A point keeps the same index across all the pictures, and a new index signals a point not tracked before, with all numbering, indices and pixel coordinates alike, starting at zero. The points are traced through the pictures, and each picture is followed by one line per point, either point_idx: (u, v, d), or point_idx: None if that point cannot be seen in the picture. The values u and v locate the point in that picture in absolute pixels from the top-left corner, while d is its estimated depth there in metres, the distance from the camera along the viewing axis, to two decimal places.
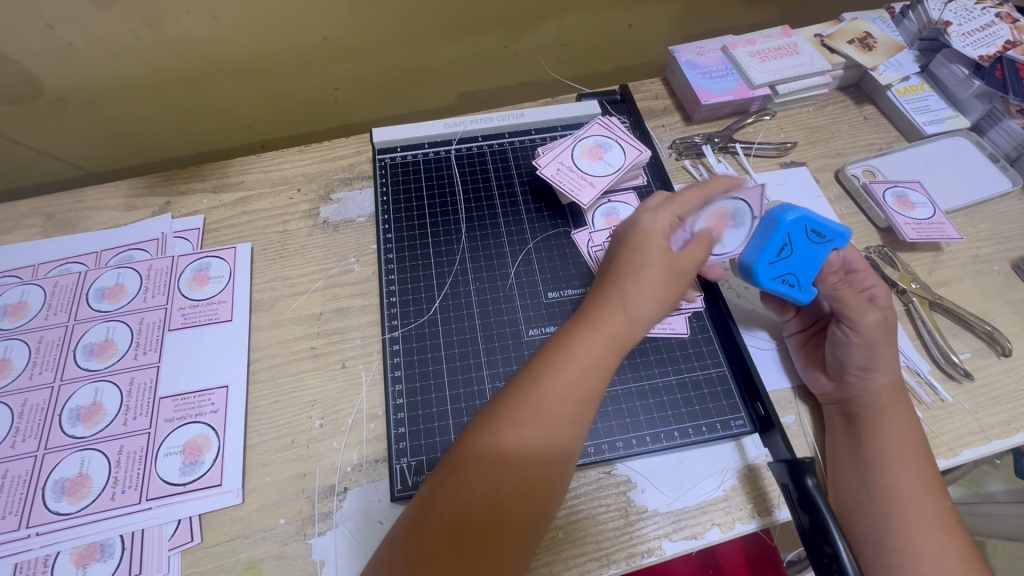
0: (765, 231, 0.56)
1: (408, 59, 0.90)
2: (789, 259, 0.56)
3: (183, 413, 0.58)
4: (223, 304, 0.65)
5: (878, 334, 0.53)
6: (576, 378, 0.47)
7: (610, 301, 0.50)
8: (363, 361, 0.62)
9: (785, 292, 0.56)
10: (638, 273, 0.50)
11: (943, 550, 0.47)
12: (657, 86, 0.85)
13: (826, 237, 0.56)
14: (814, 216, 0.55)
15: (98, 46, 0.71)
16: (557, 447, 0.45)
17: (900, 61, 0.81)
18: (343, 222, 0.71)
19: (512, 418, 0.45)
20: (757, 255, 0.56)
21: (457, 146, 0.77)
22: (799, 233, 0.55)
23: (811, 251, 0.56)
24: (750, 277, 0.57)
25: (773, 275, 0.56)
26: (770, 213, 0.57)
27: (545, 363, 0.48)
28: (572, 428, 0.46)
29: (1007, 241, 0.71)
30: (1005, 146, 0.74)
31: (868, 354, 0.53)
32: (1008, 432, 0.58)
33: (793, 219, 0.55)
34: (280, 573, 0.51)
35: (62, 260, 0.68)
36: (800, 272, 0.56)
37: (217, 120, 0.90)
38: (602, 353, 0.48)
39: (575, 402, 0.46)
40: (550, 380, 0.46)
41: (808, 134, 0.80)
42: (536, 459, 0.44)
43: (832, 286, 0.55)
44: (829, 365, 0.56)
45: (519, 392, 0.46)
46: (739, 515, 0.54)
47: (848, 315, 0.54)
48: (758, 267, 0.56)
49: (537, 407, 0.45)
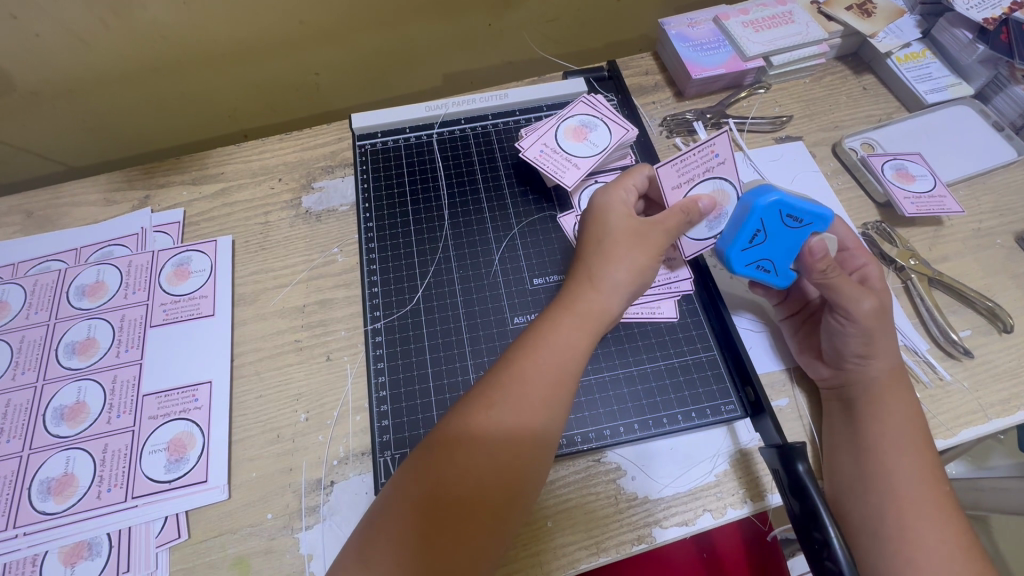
0: (741, 215, 0.54)
1: (389, 40, 0.87)
2: (764, 245, 0.54)
3: (166, 410, 0.57)
4: (205, 299, 0.64)
5: (874, 321, 0.51)
6: (552, 359, 0.47)
7: (582, 279, 0.52)
8: (348, 353, 0.61)
9: (761, 277, 0.56)
10: (603, 245, 0.53)
11: (939, 537, 0.46)
12: (647, 61, 0.81)
13: (805, 221, 0.53)
14: (790, 198, 0.52)
15: (66, 37, 0.69)
16: (536, 428, 0.45)
17: (900, 27, 0.77)
18: (325, 212, 0.70)
19: (488, 398, 0.45)
20: (731, 242, 0.55)
21: (439, 130, 0.74)
22: (776, 218, 0.53)
23: (789, 236, 0.53)
24: (725, 263, 0.57)
25: (747, 262, 0.55)
26: (747, 196, 0.54)
27: (521, 346, 0.48)
28: (549, 410, 0.46)
29: (1011, 213, 0.68)
30: (1010, 114, 0.71)
31: (866, 341, 0.51)
32: (1009, 411, 0.56)
33: (767, 203, 0.52)
34: (267, 568, 0.51)
35: (42, 258, 0.67)
36: (774, 256, 0.55)
37: (196, 109, 0.88)
38: (578, 331, 0.49)
39: (553, 384, 0.46)
40: (525, 359, 0.47)
41: (805, 107, 0.77)
42: (513, 440, 0.44)
43: (825, 277, 0.52)
44: (826, 351, 0.54)
45: (495, 372, 0.47)
46: (731, 501, 0.53)
47: (843, 305, 0.51)
48: (731, 254, 0.55)
49: (511, 386, 0.45)
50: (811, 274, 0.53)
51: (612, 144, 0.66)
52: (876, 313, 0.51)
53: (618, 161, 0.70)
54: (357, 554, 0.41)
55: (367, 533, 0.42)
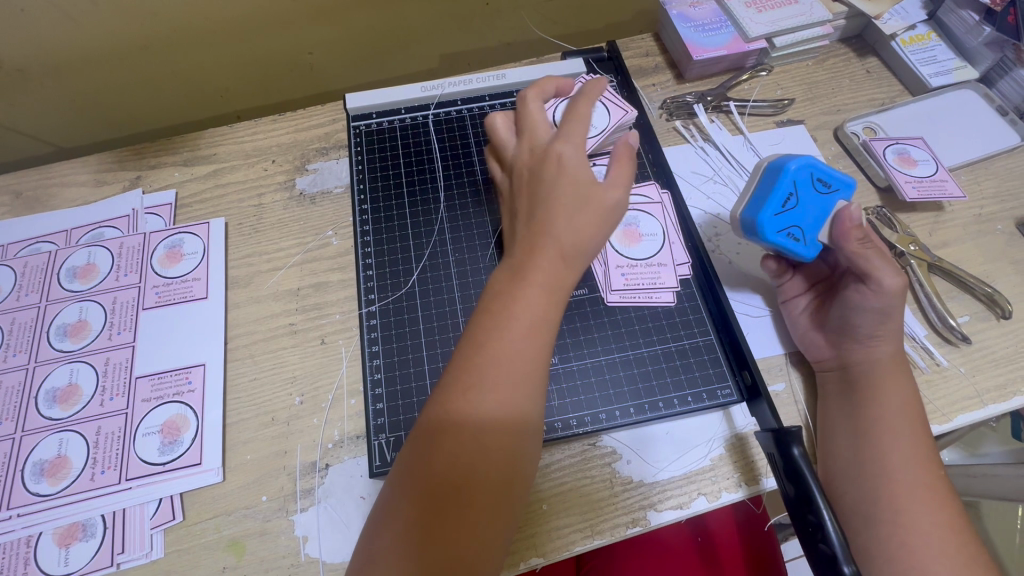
0: (769, 183, 0.53)
1: (384, 18, 0.85)
2: (793, 212, 0.53)
3: (160, 393, 0.57)
4: (198, 282, 0.63)
5: (897, 298, 0.50)
6: (520, 334, 0.45)
7: (541, 246, 0.48)
8: (343, 336, 0.60)
9: (789, 247, 0.53)
10: (557, 207, 0.49)
11: (933, 522, 0.46)
12: (648, 42, 0.80)
13: (833, 187, 0.53)
14: (820, 164, 0.52)
15: (52, 12, 0.67)
16: (516, 410, 0.43)
17: (905, 10, 0.76)
18: (320, 194, 0.69)
19: (466, 383, 0.44)
20: (763, 207, 0.53)
21: (435, 111, 0.73)
22: (805, 181, 0.52)
23: (818, 202, 0.52)
24: (754, 230, 0.53)
25: (778, 229, 0.53)
26: (772, 165, 0.54)
27: (488, 326, 0.46)
28: (526, 391, 0.44)
29: (1012, 198, 0.68)
30: (1015, 98, 0.70)
31: (880, 319, 0.51)
32: (1005, 397, 0.56)
33: (798, 166, 0.52)
34: (262, 550, 0.51)
35: (31, 239, 0.66)
36: (805, 224, 0.53)
37: (187, 88, 0.86)
38: (541, 301, 0.46)
39: (521, 359, 0.44)
40: (495, 339, 0.45)
41: (807, 90, 0.76)
42: (497, 424, 0.43)
43: (860, 246, 0.51)
44: (836, 329, 0.54)
45: (462, 351, 0.45)
46: (726, 484, 0.53)
47: (871, 277, 0.50)
48: (762, 219, 0.52)
49: (484, 370, 0.43)
50: (846, 242, 0.51)
51: (611, 125, 0.65)
52: (900, 292, 0.50)
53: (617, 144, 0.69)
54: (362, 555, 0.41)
55: (373, 534, 0.42)
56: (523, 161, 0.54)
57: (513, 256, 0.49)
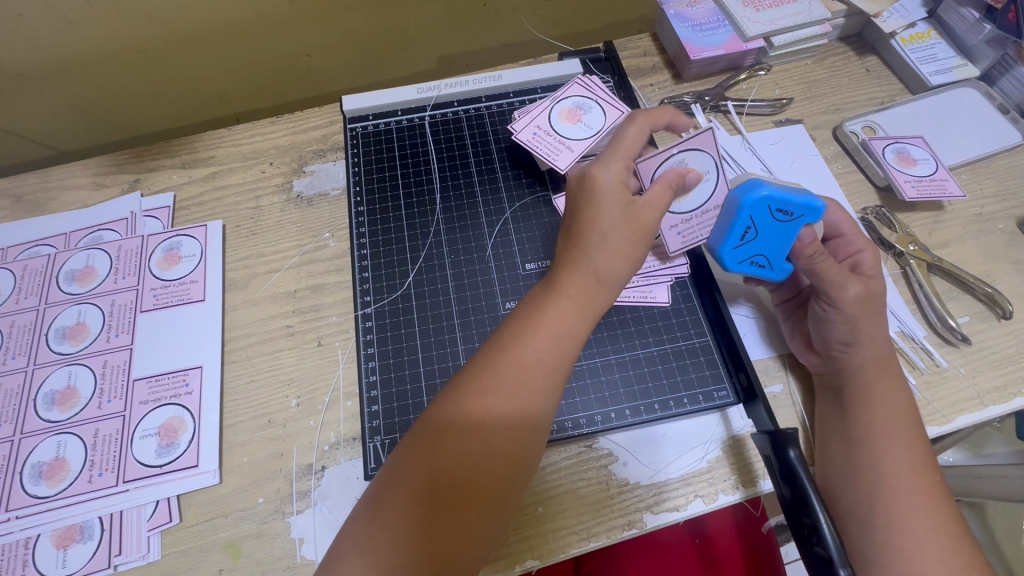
0: (729, 212, 0.54)
1: (382, 19, 0.85)
2: (755, 242, 0.53)
3: (157, 395, 0.57)
4: (195, 284, 0.63)
5: (858, 306, 0.50)
6: (542, 347, 0.45)
7: (578, 264, 0.48)
8: (340, 338, 0.60)
9: (756, 273, 0.55)
10: (600, 226, 0.48)
11: (930, 527, 0.45)
12: (646, 42, 0.79)
13: (794, 214, 0.52)
14: (779, 193, 0.51)
15: (51, 16, 0.68)
16: (529, 419, 0.44)
17: (905, 6, 0.75)
18: (317, 197, 0.69)
19: (482, 384, 0.44)
20: (722, 240, 0.54)
21: (431, 112, 0.73)
22: (765, 214, 0.52)
23: (779, 230, 0.52)
24: (718, 261, 0.56)
25: (741, 259, 0.55)
26: (732, 192, 0.53)
27: (509, 332, 0.46)
28: (542, 401, 0.44)
29: (1013, 197, 0.67)
30: (1017, 96, 0.70)
31: (850, 328, 0.51)
32: (1005, 398, 0.56)
33: (757, 199, 0.51)
34: (259, 552, 0.51)
35: (31, 242, 0.66)
36: (769, 252, 0.54)
37: (187, 92, 0.86)
38: (570, 320, 0.47)
39: (545, 371, 0.45)
40: (519, 349, 0.45)
41: (805, 89, 0.76)
42: (506, 427, 0.43)
43: (812, 260, 0.51)
44: (815, 340, 0.54)
45: (486, 357, 0.45)
46: (723, 487, 0.53)
47: (828, 290, 0.51)
48: (723, 253, 0.55)
49: (505, 375, 0.44)
50: (798, 259, 0.52)
51: (607, 126, 0.65)
52: (861, 298, 0.50)
53: None
54: (352, 546, 0.40)
55: (361, 522, 0.41)
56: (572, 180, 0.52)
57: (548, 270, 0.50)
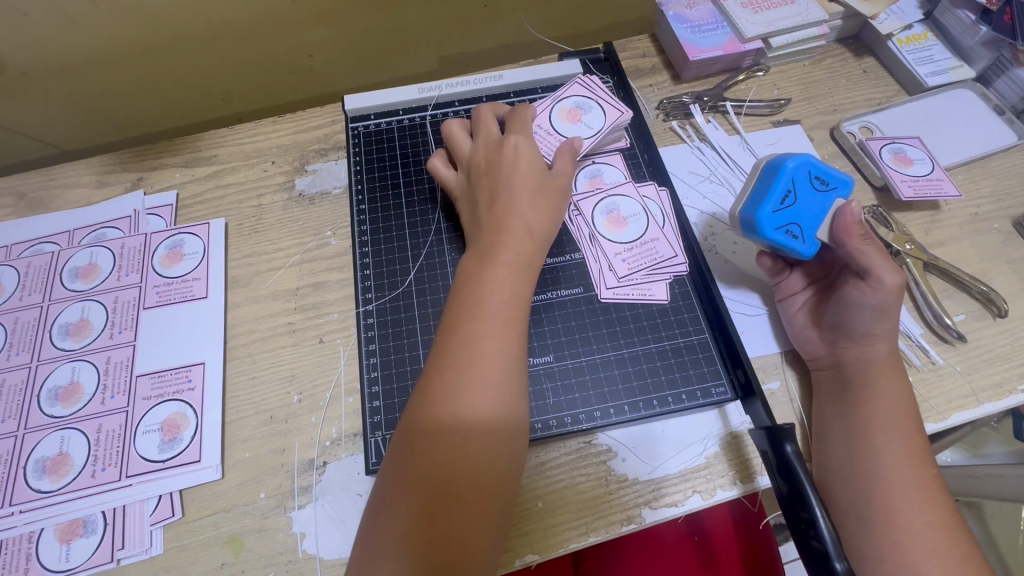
0: (768, 179, 0.54)
1: (384, 20, 0.85)
2: (792, 208, 0.53)
3: (160, 391, 0.58)
4: (198, 282, 0.64)
5: (895, 295, 0.50)
6: (495, 332, 0.47)
7: (508, 230, 0.53)
8: (341, 335, 0.61)
9: (789, 243, 0.53)
10: (519, 195, 0.55)
11: (926, 520, 0.46)
12: (645, 43, 0.80)
13: (830, 185, 0.54)
14: (818, 163, 0.54)
15: (55, 16, 0.68)
16: (504, 394, 0.45)
17: (901, 8, 0.76)
18: (319, 195, 0.69)
19: (447, 367, 0.45)
20: (762, 203, 0.53)
21: (432, 112, 0.74)
22: (804, 179, 0.53)
23: (815, 198, 0.53)
24: (754, 229, 0.54)
25: (778, 226, 0.53)
26: (769, 165, 0.55)
27: (461, 308, 0.48)
28: (505, 369, 0.46)
29: (1009, 197, 0.68)
30: (1012, 97, 0.70)
31: (879, 316, 0.51)
32: (1001, 395, 0.56)
33: (796, 163, 0.53)
34: (261, 546, 0.51)
35: (35, 240, 0.67)
36: (804, 221, 0.54)
37: (189, 92, 0.87)
38: (513, 283, 0.50)
39: (503, 339, 0.47)
40: (475, 325, 0.47)
41: (803, 90, 0.76)
42: (485, 409, 0.44)
43: (864, 241, 0.51)
44: (835, 328, 0.54)
45: (449, 342, 0.47)
46: (721, 482, 0.53)
47: (871, 273, 0.51)
48: (762, 215, 0.53)
49: (472, 356, 0.45)
50: (851, 238, 0.52)
51: (607, 126, 0.66)
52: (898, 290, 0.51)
53: (613, 143, 0.69)
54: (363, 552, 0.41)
55: (370, 529, 0.42)
56: (477, 158, 0.59)
57: (478, 245, 0.53)
